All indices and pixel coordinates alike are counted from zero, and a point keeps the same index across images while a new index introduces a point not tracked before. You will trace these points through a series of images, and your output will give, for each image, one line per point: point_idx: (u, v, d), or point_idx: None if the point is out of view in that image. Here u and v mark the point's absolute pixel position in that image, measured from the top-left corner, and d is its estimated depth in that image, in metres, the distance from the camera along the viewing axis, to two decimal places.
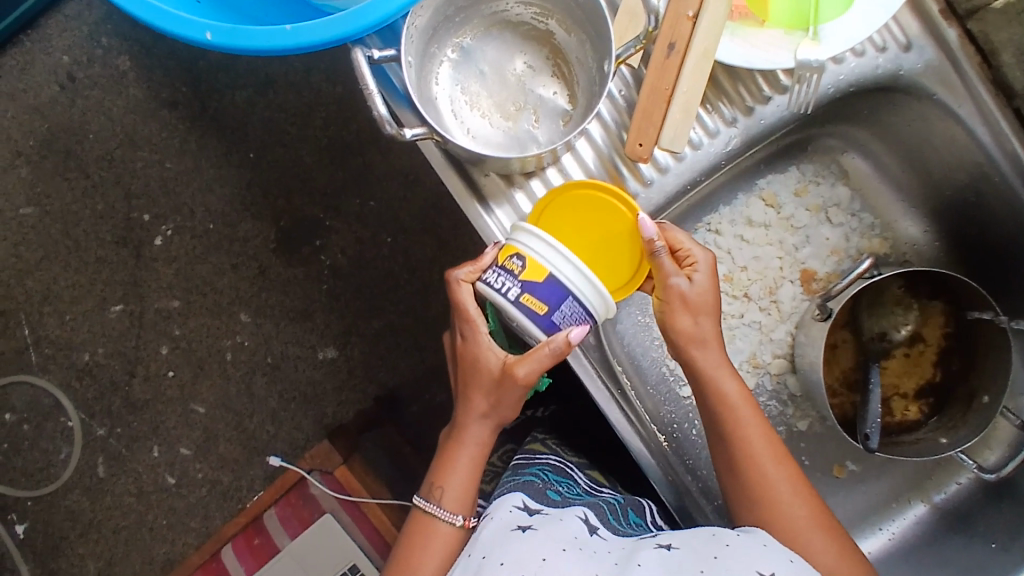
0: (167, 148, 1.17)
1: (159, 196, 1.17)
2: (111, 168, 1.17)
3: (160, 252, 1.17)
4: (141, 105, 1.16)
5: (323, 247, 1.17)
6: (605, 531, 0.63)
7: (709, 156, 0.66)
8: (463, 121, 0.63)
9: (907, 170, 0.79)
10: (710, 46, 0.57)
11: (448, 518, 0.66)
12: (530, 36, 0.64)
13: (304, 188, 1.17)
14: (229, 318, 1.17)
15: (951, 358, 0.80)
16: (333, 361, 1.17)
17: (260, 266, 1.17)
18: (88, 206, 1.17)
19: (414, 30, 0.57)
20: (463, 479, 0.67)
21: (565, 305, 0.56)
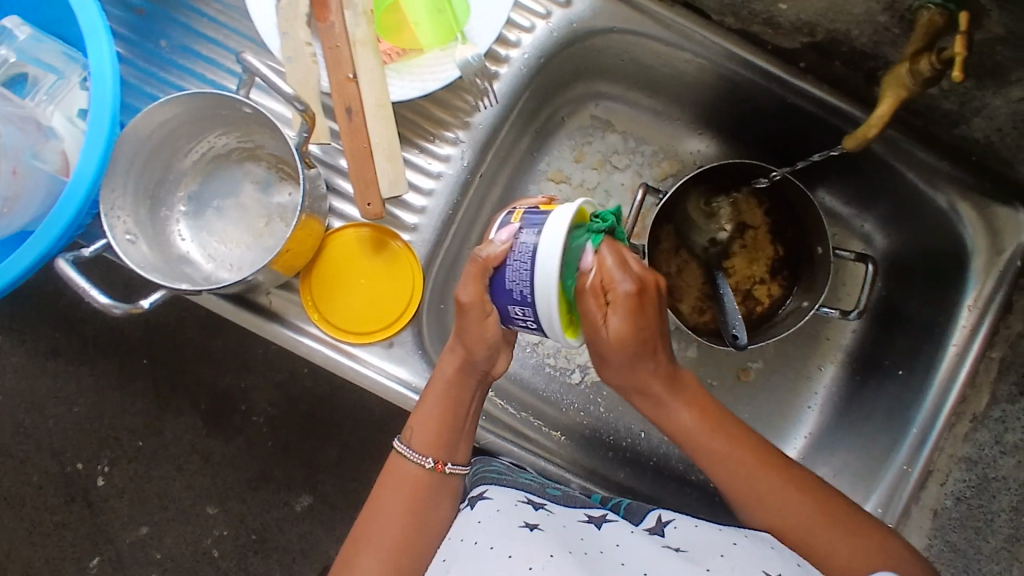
0: (67, 391, 1.14)
1: (81, 440, 1.14)
2: (28, 437, 1.13)
3: (106, 491, 1.13)
4: (25, 367, 1.14)
5: (251, 408, 1.14)
6: (614, 527, 0.59)
7: (453, 178, 0.69)
8: (223, 259, 0.66)
9: (654, 96, 0.82)
10: (381, 96, 0.61)
11: (420, 459, 0.62)
12: (246, 157, 0.67)
13: (203, 363, 1.15)
14: (199, 517, 1.14)
15: (783, 229, 0.83)
16: (312, 506, 1.14)
17: (202, 455, 1.13)
18: (25, 481, 1.14)
19: (118, 211, 0.60)
20: (436, 420, 0.63)
21: (509, 281, 0.55)
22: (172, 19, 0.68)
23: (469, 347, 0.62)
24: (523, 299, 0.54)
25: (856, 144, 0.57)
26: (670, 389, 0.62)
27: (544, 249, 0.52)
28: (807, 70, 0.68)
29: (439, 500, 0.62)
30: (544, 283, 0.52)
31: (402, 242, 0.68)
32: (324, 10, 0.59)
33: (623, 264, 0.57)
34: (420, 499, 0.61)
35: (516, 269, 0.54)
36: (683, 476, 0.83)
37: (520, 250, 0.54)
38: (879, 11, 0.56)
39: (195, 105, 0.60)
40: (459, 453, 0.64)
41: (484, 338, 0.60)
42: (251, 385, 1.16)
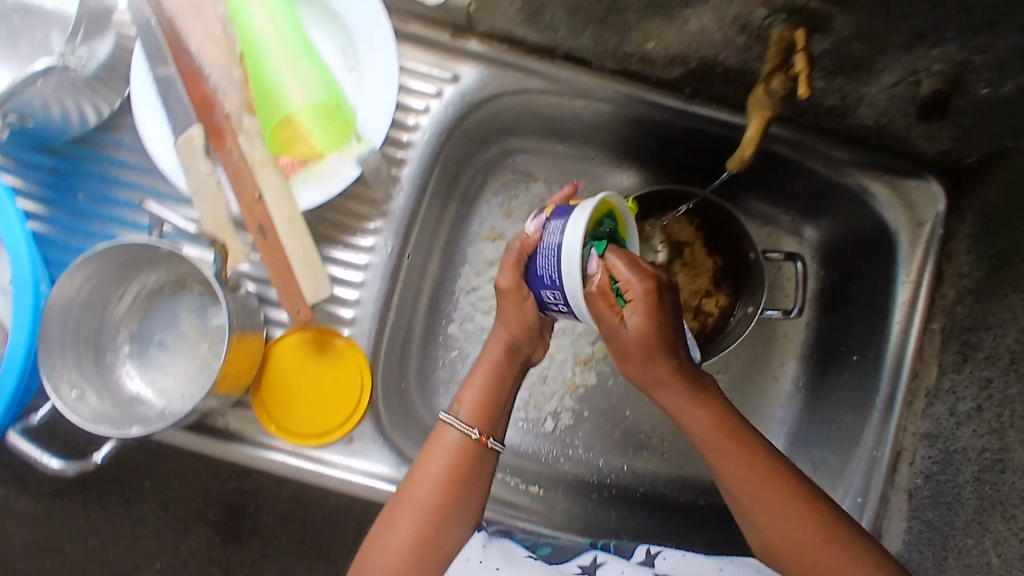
0: (76, 530, 1.13)
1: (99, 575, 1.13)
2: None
3: None
4: (31, 515, 1.14)
5: (256, 510, 1.13)
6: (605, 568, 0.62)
7: (381, 265, 0.71)
8: (174, 391, 0.68)
9: (565, 141, 0.85)
10: (289, 209, 0.63)
11: (466, 429, 0.64)
12: (178, 288, 0.70)
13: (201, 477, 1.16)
14: None
15: (716, 241, 0.85)
16: None
17: (221, 565, 1.13)
18: None
19: (62, 369, 0.62)
20: (481, 397, 0.65)
21: (542, 269, 0.60)
22: (85, 171, 0.71)
23: (512, 322, 0.66)
24: (553, 285, 0.59)
25: (742, 166, 0.57)
26: (687, 388, 0.61)
27: (568, 238, 0.56)
28: (694, 94, 0.71)
29: (479, 472, 0.64)
30: (568, 270, 0.56)
31: (344, 338, 0.70)
32: (221, 138, 0.62)
33: (635, 264, 0.58)
34: (462, 469, 0.63)
35: (544, 256, 0.59)
36: (672, 500, 0.83)
37: (547, 244, 0.59)
38: (735, 34, 0.58)
39: (114, 255, 0.62)
40: (501, 429, 0.66)
41: (524, 318, 0.65)
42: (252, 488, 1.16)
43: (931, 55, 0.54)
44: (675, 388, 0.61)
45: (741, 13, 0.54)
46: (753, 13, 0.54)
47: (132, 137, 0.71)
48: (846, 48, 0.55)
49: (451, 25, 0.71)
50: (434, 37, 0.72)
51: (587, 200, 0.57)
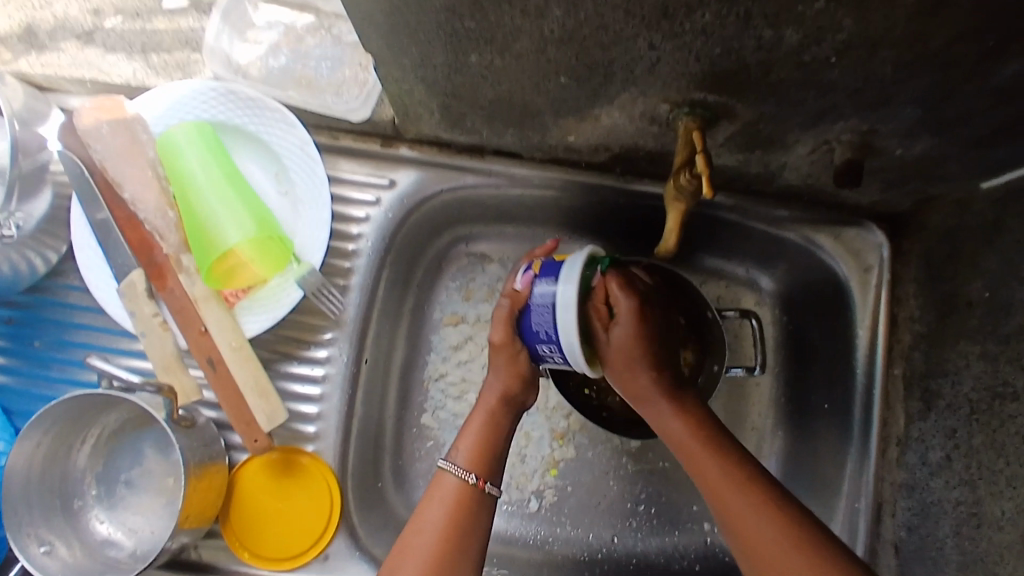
0: None
1: None
2: None
3: None
4: None
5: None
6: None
7: (339, 374, 0.72)
8: (145, 528, 0.68)
9: (514, 221, 0.86)
10: (237, 338, 0.64)
11: (462, 473, 0.64)
12: (141, 424, 0.70)
13: None
14: None
15: None
16: None
17: None
18: None
19: (27, 526, 0.62)
20: (479, 444, 0.66)
21: (536, 326, 0.62)
22: (41, 318, 0.72)
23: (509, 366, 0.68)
24: (550, 340, 0.61)
25: (670, 251, 0.60)
26: (671, 399, 0.64)
27: (561, 294, 0.58)
28: (625, 172, 0.72)
29: (478, 516, 0.63)
30: (564, 326, 0.59)
31: (309, 454, 0.70)
32: (163, 278, 0.64)
33: (624, 283, 0.65)
34: (462, 513, 0.62)
35: (538, 313, 0.61)
36: (665, 569, 0.83)
37: (539, 300, 0.61)
38: (648, 124, 0.59)
39: (69, 408, 0.62)
40: (499, 475, 0.66)
41: (519, 371, 0.67)
42: None
43: (838, 127, 0.54)
44: (660, 401, 0.64)
45: (648, 109, 0.56)
46: (658, 109, 0.56)
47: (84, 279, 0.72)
48: (756, 128, 0.56)
49: (381, 135, 0.73)
50: (367, 148, 0.73)
51: (575, 255, 0.60)
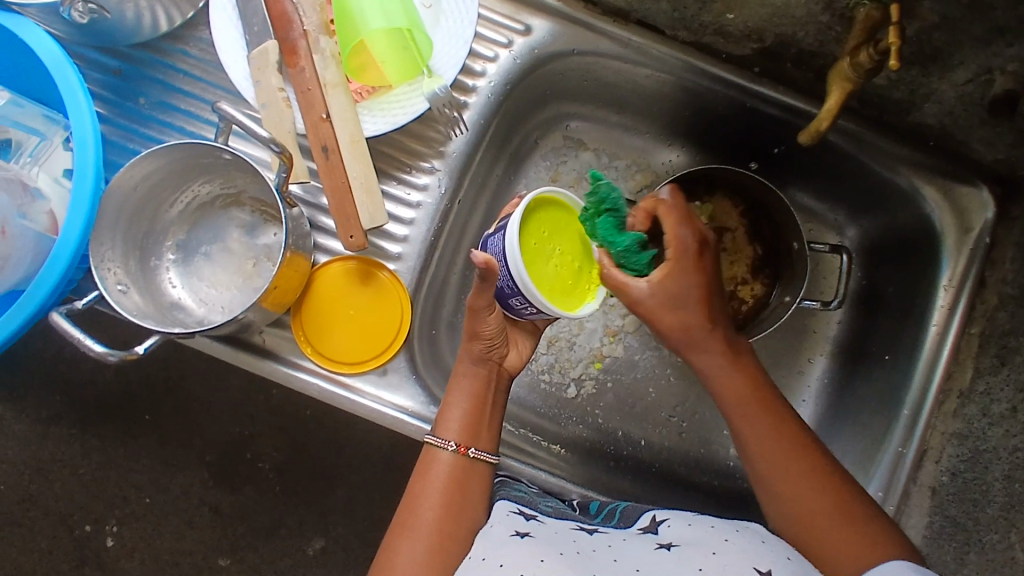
0: (73, 457, 1.17)
1: (91, 503, 1.17)
2: (36, 504, 1.16)
3: (118, 551, 1.17)
4: (32, 434, 1.17)
5: (256, 456, 1.17)
6: (604, 532, 0.62)
7: (433, 206, 0.72)
8: (214, 302, 0.68)
9: (621, 112, 0.86)
10: (354, 132, 0.64)
11: (443, 444, 0.64)
12: (230, 203, 0.70)
13: (205, 415, 1.17)
14: (213, 570, 1.17)
15: (760, 228, 0.85)
16: (325, 548, 1.17)
17: (211, 507, 1.17)
18: (34, 549, 1.16)
19: (110, 262, 0.61)
20: (463, 411, 0.66)
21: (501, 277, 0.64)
22: (149, 78, 0.71)
23: (471, 343, 0.67)
24: (513, 290, 0.63)
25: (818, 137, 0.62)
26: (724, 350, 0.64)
27: (509, 246, 0.61)
28: (762, 75, 0.72)
29: (467, 486, 0.64)
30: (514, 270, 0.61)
31: (388, 272, 0.71)
32: (294, 56, 0.62)
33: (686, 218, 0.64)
34: (455, 488, 0.63)
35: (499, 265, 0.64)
36: (686, 479, 0.83)
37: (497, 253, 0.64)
38: (821, 10, 0.61)
39: (177, 156, 0.62)
40: (483, 441, 0.66)
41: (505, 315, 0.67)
42: (258, 432, 1.17)
43: (1008, 51, 0.56)
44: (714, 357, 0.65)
45: None
46: None
47: (202, 50, 0.71)
48: (926, 37, 0.58)
49: None
50: None
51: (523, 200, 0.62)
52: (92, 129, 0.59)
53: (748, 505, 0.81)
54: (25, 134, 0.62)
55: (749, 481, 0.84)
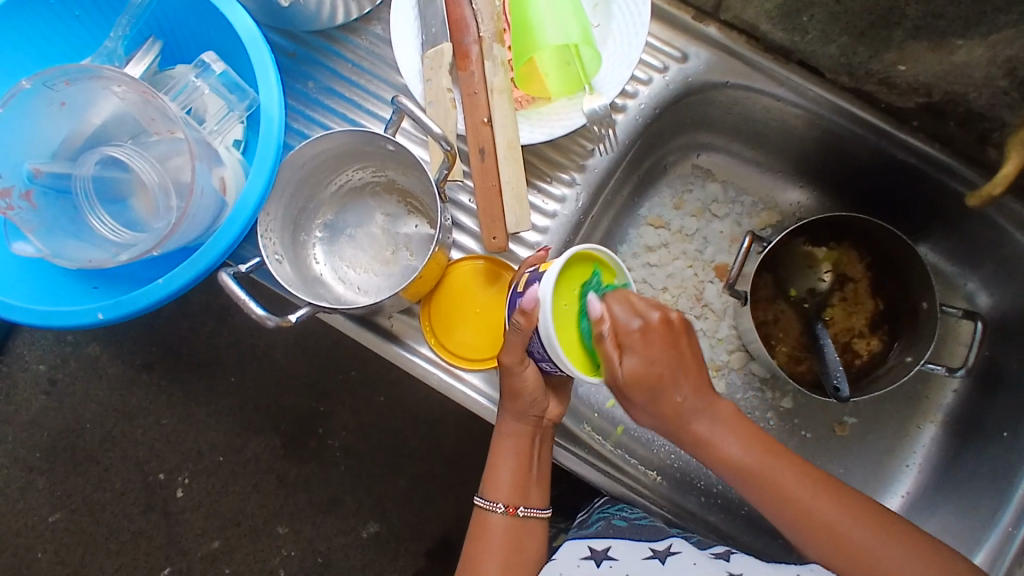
0: (158, 406, 1.22)
1: (167, 453, 1.22)
2: (116, 445, 1.22)
3: (184, 503, 1.21)
4: (123, 378, 1.23)
5: (328, 432, 1.21)
6: (677, 557, 0.64)
7: (567, 218, 0.74)
8: (352, 282, 0.71)
9: (755, 149, 0.86)
10: (511, 137, 0.66)
11: (491, 507, 0.66)
12: (378, 191, 0.73)
13: (288, 385, 1.22)
14: (270, 536, 1.20)
15: (884, 284, 0.83)
16: (379, 533, 1.19)
17: (279, 475, 1.21)
18: (107, 488, 1.22)
19: (270, 233, 0.65)
20: (507, 471, 0.67)
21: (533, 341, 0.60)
22: (320, 64, 0.75)
23: (514, 400, 0.65)
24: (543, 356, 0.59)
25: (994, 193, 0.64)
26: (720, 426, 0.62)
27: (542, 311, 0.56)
28: (919, 129, 0.72)
29: (521, 543, 0.66)
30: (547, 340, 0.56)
31: (514, 273, 0.72)
32: (465, 60, 0.65)
33: (629, 306, 0.60)
34: (512, 546, 0.65)
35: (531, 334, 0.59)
36: (773, 527, 0.82)
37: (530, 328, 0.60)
38: (999, 76, 0.61)
39: (346, 141, 0.66)
40: (532, 496, 0.67)
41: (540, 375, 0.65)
42: (334, 410, 1.21)
43: None
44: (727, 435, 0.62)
45: (1015, 56, 0.57)
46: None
47: (372, 42, 0.75)
48: None
49: (697, 9, 0.74)
50: (678, 16, 0.75)
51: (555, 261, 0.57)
52: (279, 103, 0.63)
53: None
54: (212, 103, 0.66)
55: None
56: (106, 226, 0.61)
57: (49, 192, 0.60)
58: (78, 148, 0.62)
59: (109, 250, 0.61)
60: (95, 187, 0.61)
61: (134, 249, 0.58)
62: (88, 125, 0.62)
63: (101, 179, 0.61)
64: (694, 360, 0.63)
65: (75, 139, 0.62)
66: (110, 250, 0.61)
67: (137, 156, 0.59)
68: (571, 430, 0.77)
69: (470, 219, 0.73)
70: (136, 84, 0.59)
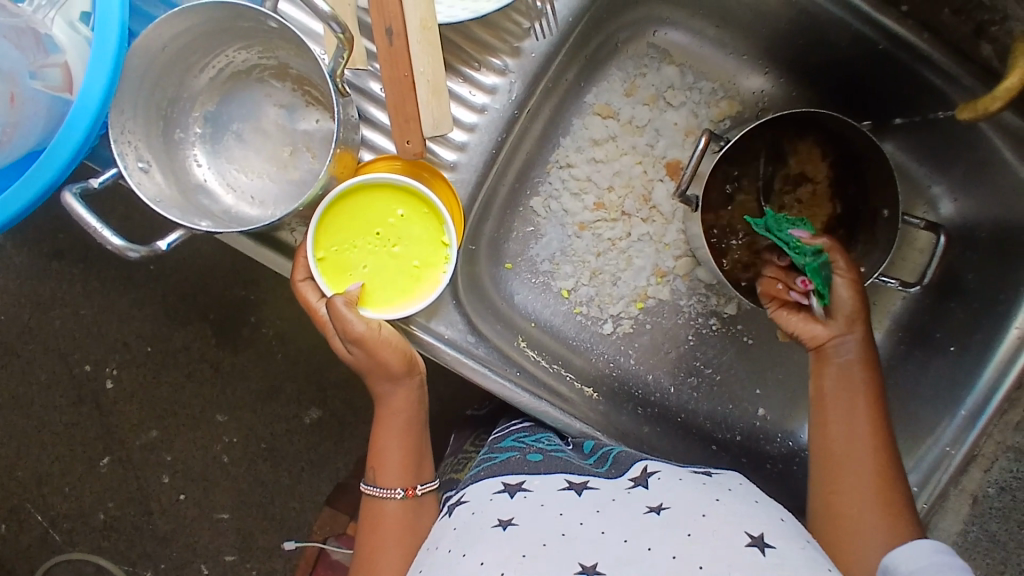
0: (73, 296, 1.12)
1: (90, 344, 1.13)
2: (33, 337, 1.12)
3: (116, 394, 1.14)
4: (30, 267, 1.11)
5: (260, 320, 1.13)
6: (594, 490, 0.56)
7: (498, 113, 0.64)
8: (243, 190, 0.60)
9: (720, 25, 0.75)
10: (425, 16, 0.54)
11: (390, 495, 0.60)
12: (267, 77, 0.60)
13: (214, 273, 1.12)
14: (209, 425, 1.15)
15: (845, 185, 0.76)
16: (321, 420, 1.15)
17: (213, 365, 1.14)
18: (31, 382, 1.13)
19: (130, 139, 0.53)
20: (399, 451, 0.62)
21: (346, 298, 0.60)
22: None
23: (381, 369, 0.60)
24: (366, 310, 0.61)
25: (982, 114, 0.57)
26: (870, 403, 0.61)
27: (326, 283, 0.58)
28: (909, 14, 0.63)
29: (421, 524, 0.60)
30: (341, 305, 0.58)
31: (436, 173, 0.62)
32: None
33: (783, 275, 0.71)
34: (411, 532, 0.59)
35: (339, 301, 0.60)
36: (709, 434, 0.79)
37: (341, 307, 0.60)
38: None
39: (213, 16, 0.53)
40: (425, 471, 0.63)
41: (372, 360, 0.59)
42: (265, 298, 1.12)
43: None
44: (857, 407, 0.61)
45: None
46: None
47: None
48: None
49: None
50: None
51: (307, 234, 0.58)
52: None
53: (770, 468, 0.78)
54: None
55: (774, 445, 0.80)
56: None
57: None
58: None
59: None
60: None
61: None
62: None
63: None
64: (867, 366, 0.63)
65: None
66: None
67: None
68: (502, 347, 0.72)
69: (383, 113, 0.62)
70: None
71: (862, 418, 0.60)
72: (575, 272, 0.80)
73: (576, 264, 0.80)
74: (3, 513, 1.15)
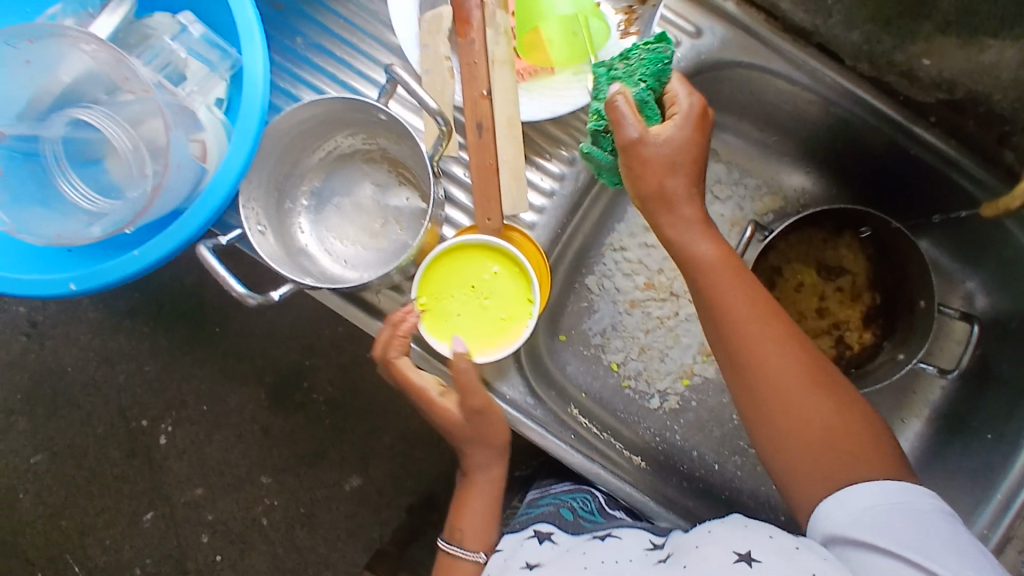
0: (139, 354, 1.20)
1: (148, 400, 1.20)
2: (97, 391, 1.20)
3: (167, 450, 1.20)
4: (104, 324, 1.20)
5: (312, 386, 1.19)
6: (616, 538, 0.62)
7: (563, 197, 0.71)
8: (338, 255, 0.68)
9: (763, 130, 0.83)
10: (511, 114, 0.63)
11: (472, 557, 0.67)
12: (368, 159, 0.69)
13: (273, 338, 1.20)
14: (253, 485, 1.19)
15: (882, 276, 0.82)
16: (361, 487, 1.18)
17: (262, 427, 1.19)
18: (88, 434, 1.20)
19: (254, 206, 0.62)
20: (479, 516, 0.69)
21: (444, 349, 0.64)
22: (309, 17, 0.71)
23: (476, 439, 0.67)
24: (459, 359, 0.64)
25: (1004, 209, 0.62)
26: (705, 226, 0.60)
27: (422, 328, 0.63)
28: (937, 124, 0.69)
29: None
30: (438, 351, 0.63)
31: (519, 233, 0.67)
32: (466, 25, 0.60)
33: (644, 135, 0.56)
34: None
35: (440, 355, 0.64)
36: (752, 513, 0.81)
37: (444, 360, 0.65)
38: None
39: (335, 107, 0.62)
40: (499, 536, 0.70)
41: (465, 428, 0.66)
42: (319, 364, 1.19)
43: None
44: (762, 326, 0.57)
45: None
46: None
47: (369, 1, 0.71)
48: None
49: None
50: None
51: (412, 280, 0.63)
52: (264, 66, 0.59)
53: None
54: (192, 64, 0.62)
55: None
56: (78, 193, 0.59)
57: (15, 155, 0.57)
58: (45, 106, 0.58)
59: (82, 219, 0.58)
60: (66, 149, 0.58)
61: (107, 223, 0.57)
62: (56, 83, 0.57)
63: (71, 141, 0.58)
64: (732, 263, 0.59)
65: (41, 98, 0.58)
66: (83, 219, 0.58)
67: (109, 121, 0.56)
68: (557, 412, 0.76)
69: (465, 194, 0.70)
70: (105, 44, 0.55)
71: (769, 343, 0.57)
72: (625, 346, 0.86)
73: (626, 338, 0.86)
74: (43, 562, 1.20)
